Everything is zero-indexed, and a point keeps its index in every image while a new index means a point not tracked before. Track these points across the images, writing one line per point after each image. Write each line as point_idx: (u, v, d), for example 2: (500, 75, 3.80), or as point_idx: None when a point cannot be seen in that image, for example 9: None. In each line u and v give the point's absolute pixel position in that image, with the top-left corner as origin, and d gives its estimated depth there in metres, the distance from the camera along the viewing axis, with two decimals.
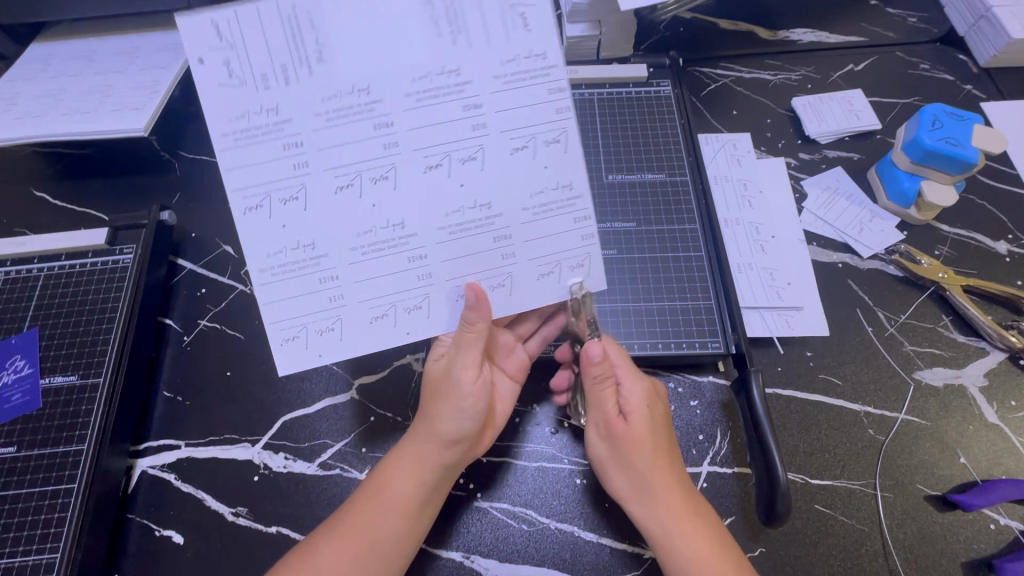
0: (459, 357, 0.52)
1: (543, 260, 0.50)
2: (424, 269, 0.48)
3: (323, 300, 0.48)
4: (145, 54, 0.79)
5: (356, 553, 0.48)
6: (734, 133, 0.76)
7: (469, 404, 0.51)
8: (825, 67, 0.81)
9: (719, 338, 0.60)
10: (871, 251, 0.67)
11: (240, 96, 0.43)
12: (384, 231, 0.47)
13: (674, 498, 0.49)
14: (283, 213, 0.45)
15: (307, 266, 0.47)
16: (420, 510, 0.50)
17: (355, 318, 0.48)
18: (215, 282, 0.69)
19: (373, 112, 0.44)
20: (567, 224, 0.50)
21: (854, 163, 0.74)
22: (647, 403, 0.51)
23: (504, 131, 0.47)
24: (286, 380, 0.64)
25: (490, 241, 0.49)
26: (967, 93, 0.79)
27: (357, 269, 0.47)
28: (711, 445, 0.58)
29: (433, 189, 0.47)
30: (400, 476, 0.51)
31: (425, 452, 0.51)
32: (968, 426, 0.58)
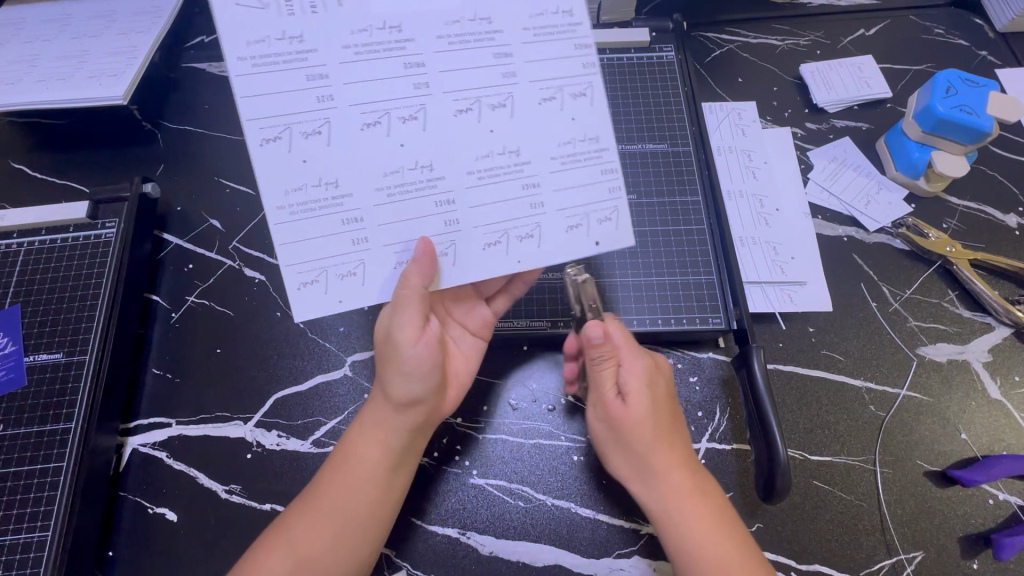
0: (397, 319, 0.48)
1: (572, 210, 0.47)
2: (449, 214, 0.46)
3: (346, 242, 0.45)
4: (122, 17, 0.75)
5: (327, 527, 0.47)
6: (739, 101, 0.73)
7: (413, 367, 0.49)
8: (835, 32, 0.78)
9: (720, 315, 0.59)
10: (877, 224, 0.65)
11: (266, 21, 0.43)
12: (410, 173, 0.45)
13: (677, 478, 0.48)
14: (306, 146, 0.43)
15: (328, 204, 0.44)
16: (387, 481, 0.50)
17: (376, 261, 0.45)
18: (203, 257, 0.67)
19: (403, 51, 0.45)
20: (594, 175, 0.47)
21: (862, 133, 0.71)
22: (646, 381, 0.49)
23: (533, 81, 0.46)
24: (277, 357, 0.62)
25: (518, 189, 0.46)
26: (981, 59, 0.76)
27: (383, 211, 0.45)
28: (710, 421, 0.57)
29: (463, 133, 0.45)
30: (363, 446, 0.50)
31: (383, 417, 0.50)
32: (970, 402, 0.57)
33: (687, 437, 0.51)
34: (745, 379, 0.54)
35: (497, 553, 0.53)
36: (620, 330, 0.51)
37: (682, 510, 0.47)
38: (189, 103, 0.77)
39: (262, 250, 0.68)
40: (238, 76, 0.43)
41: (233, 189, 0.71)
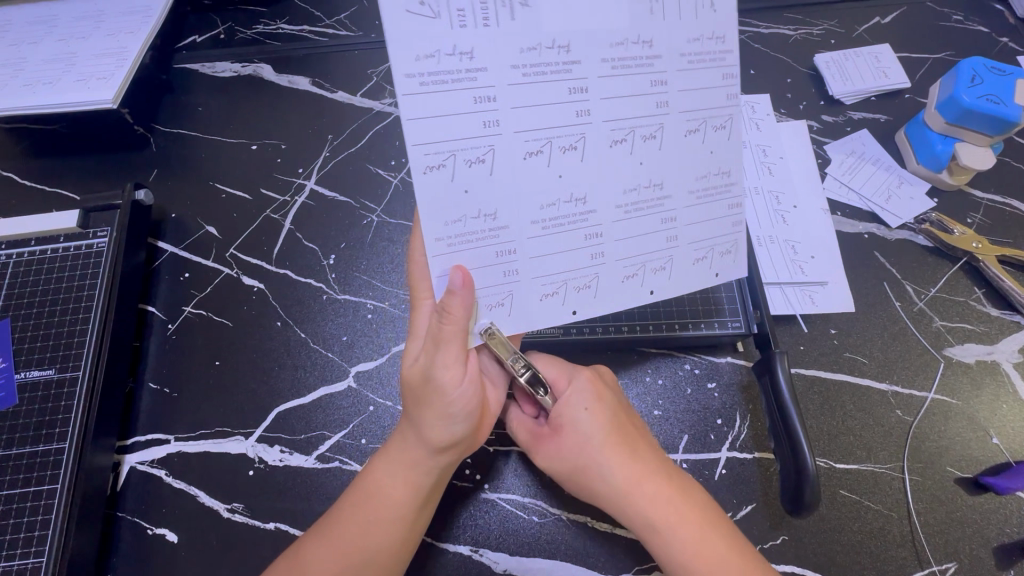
0: (438, 357, 0.42)
1: (701, 242, 0.47)
2: (600, 248, 0.43)
3: (496, 275, 0.41)
4: (112, 17, 0.72)
5: (349, 564, 0.45)
6: (752, 94, 0.71)
7: (460, 409, 0.44)
8: (849, 20, 0.76)
9: (740, 318, 0.56)
10: (899, 220, 0.63)
11: (433, 32, 0.36)
12: (564, 206, 0.42)
13: (650, 489, 0.44)
14: (469, 175, 0.39)
15: (486, 237, 0.40)
16: (415, 518, 0.47)
17: (525, 294, 0.42)
18: (200, 266, 0.65)
19: (571, 75, 0.40)
20: (720, 210, 0.47)
21: (881, 125, 0.69)
22: (587, 406, 0.46)
23: (682, 113, 0.44)
24: (279, 369, 0.60)
25: (660, 223, 0.45)
26: (1002, 46, 0.73)
27: (537, 245, 0.42)
28: (730, 429, 0.55)
29: (618, 166, 0.43)
30: (392, 482, 0.47)
31: (418, 456, 0.46)
32: (1001, 405, 0.55)
33: (655, 446, 0.48)
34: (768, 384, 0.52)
35: (511, 571, 0.51)
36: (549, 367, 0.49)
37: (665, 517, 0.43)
38: (183, 106, 0.74)
39: (261, 257, 0.65)
40: (403, 95, 0.36)
41: (229, 194, 0.69)
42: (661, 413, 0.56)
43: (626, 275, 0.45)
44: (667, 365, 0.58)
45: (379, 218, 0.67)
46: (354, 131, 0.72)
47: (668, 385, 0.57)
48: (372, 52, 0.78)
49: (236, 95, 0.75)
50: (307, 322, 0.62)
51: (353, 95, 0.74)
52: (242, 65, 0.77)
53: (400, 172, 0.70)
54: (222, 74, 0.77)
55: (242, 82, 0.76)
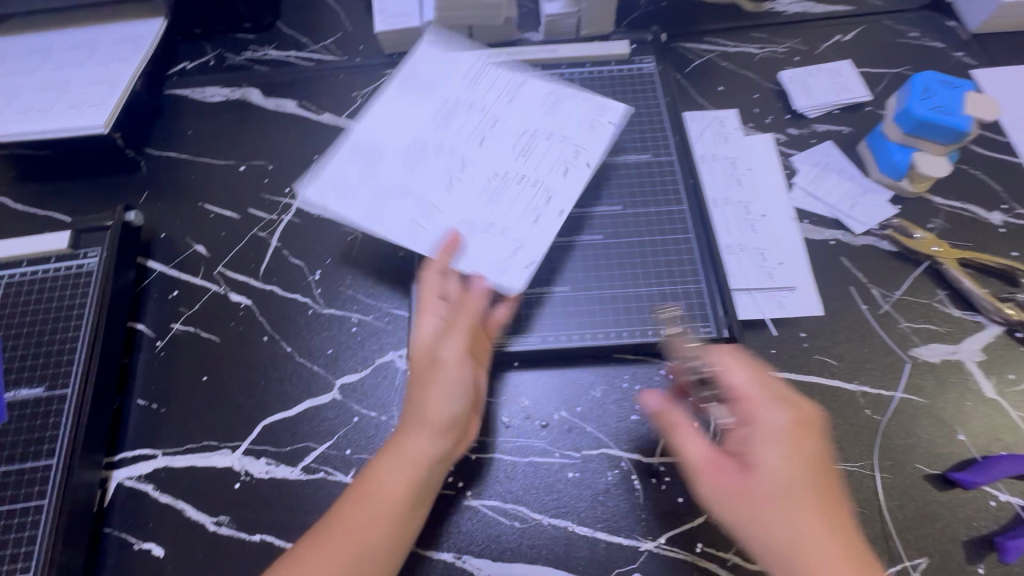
0: (443, 342, 0.54)
1: (568, 154, 0.62)
2: (502, 206, 0.60)
3: (450, 248, 0.57)
4: (105, 46, 0.75)
5: (340, 558, 0.46)
6: (721, 110, 0.74)
7: (457, 386, 0.52)
8: (811, 38, 0.79)
9: (711, 323, 0.59)
10: (863, 226, 0.65)
11: (338, 164, 0.61)
12: (467, 185, 0.61)
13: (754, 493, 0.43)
14: (402, 212, 0.59)
15: (430, 234, 0.57)
16: (413, 509, 0.49)
17: (474, 244, 0.57)
18: (188, 284, 0.67)
19: (410, 124, 0.65)
20: (568, 130, 0.64)
21: (844, 137, 0.72)
22: (781, 433, 0.44)
23: (494, 108, 0.66)
24: (266, 382, 0.61)
25: (533, 162, 0.62)
26: (956, 60, 0.77)
27: (464, 212, 0.59)
28: (705, 432, 0.57)
29: (485, 153, 0.63)
30: (388, 476, 0.49)
31: (416, 446, 0.50)
32: (966, 402, 0.57)
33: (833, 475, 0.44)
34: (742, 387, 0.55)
35: None
36: (747, 380, 0.46)
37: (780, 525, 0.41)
38: (174, 130, 0.77)
39: (248, 274, 0.67)
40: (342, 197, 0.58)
41: (218, 214, 0.71)
42: (638, 417, 0.57)
43: (528, 222, 0.58)
44: (644, 371, 0.59)
45: (363, 233, 0.69)
46: None
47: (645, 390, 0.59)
48: (357, 74, 0.80)
49: (226, 119, 0.78)
50: (293, 336, 0.63)
51: (338, 117, 0.77)
52: (231, 90, 0.80)
53: None
54: (211, 99, 0.79)
55: (232, 107, 0.79)
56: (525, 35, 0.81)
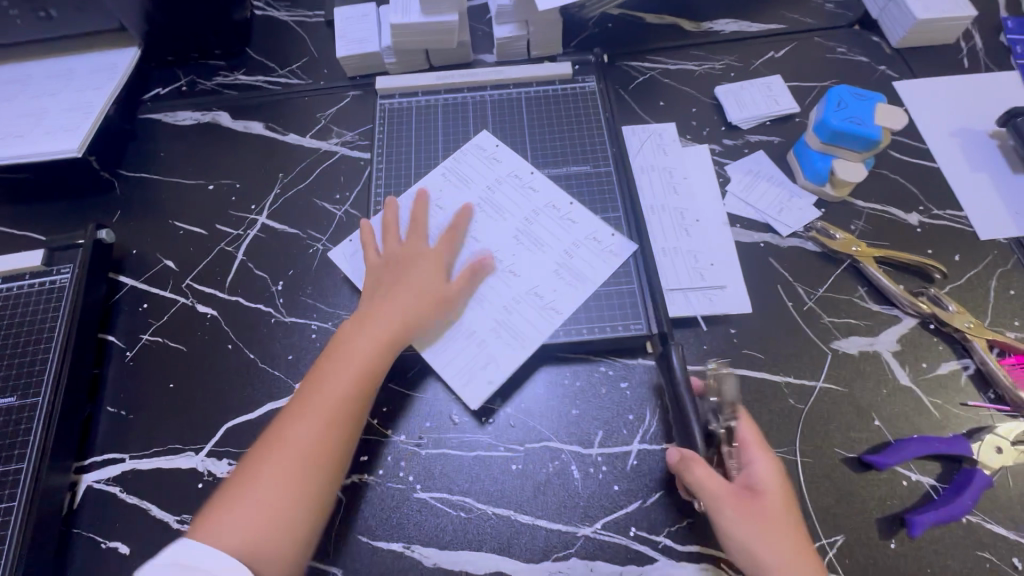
0: (398, 266, 0.65)
1: (529, 190, 0.72)
2: (566, 257, 0.67)
3: (560, 303, 0.64)
4: (80, 75, 0.80)
5: (285, 465, 0.51)
6: (661, 123, 0.79)
7: (401, 301, 0.61)
8: (746, 55, 0.85)
9: (643, 321, 0.64)
10: (789, 229, 0.70)
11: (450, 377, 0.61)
12: (525, 267, 0.67)
13: (753, 513, 0.49)
14: (514, 323, 0.63)
15: (544, 307, 0.64)
16: (350, 422, 0.55)
17: (556, 279, 0.66)
18: (157, 297, 0.70)
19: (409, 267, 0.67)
20: (511, 181, 0.73)
21: (775, 146, 0.77)
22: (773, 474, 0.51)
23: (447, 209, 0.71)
24: (230, 387, 0.65)
25: (517, 203, 0.71)
26: (881, 73, 0.82)
27: (547, 275, 0.66)
28: (641, 424, 0.60)
29: (495, 235, 0.69)
30: (331, 382, 0.56)
31: (358, 351, 0.58)
32: (882, 390, 0.61)
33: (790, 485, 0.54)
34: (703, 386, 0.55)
35: (440, 564, 0.55)
36: (745, 424, 0.53)
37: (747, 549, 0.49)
38: (147, 153, 0.81)
39: (214, 286, 0.71)
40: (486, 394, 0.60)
41: (187, 230, 0.75)
42: (578, 412, 0.61)
43: (586, 250, 0.67)
44: (584, 368, 0.64)
45: (324, 246, 0.73)
46: (303, 170, 0.79)
47: (585, 387, 0.63)
48: (321, 96, 0.85)
49: (197, 141, 0.82)
50: (256, 344, 0.67)
51: (303, 137, 0.82)
52: (202, 113, 0.85)
53: (344, 204, 0.75)
54: (183, 122, 0.84)
55: (202, 129, 0.83)
56: (480, 57, 0.86)
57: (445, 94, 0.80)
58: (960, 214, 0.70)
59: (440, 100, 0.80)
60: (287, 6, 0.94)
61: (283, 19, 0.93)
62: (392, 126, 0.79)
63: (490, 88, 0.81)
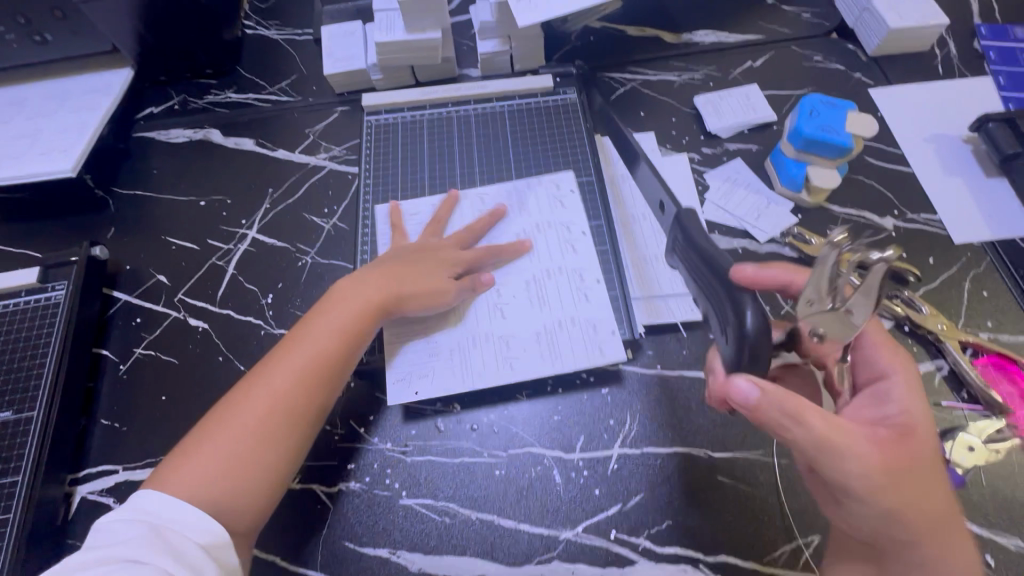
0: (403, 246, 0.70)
1: (578, 234, 0.71)
2: (550, 322, 0.66)
3: (527, 365, 0.64)
4: (75, 96, 0.82)
5: (259, 408, 0.55)
6: (641, 133, 0.81)
7: (390, 267, 0.66)
8: (725, 65, 0.87)
9: (624, 327, 0.66)
10: (767, 235, 0.71)
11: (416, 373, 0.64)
12: (517, 308, 0.67)
13: (908, 447, 0.47)
14: (476, 358, 0.64)
15: (506, 359, 0.64)
16: (326, 375, 0.58)
17: (539, 348, 0.64)
18: (150, 311, 0.72)
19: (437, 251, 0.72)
20: (565, 215, 0.73)
21: (752, 154, 0.78)
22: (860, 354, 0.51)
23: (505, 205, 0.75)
24: (221, 399, 0.66)
25: (555, 246, 0.71)
26: (856, 80, 0.84)
27: (525, 327, 0.66)
28: (622, 429, 0.62)
29: (517, 266, 0.70)
30: (314, 336, 0.60)
31: (340, 311, 0.62)
32: None
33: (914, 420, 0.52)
34: (720, 292, 0.44)
35: (425, 569, 0.56)
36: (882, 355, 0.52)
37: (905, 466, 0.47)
38: (140, 170, 0.83)
39: (206, 300, 0.73)
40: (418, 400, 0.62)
41: (179, 246, 0.77)
42: (560, 418, 0.63)
43: (576, 333, 0.65)
44: (566, 375, 0.65)
45: (312, 259, 0.74)
46: (292, 185, 0.81)
47: (568, 393, 0.64)
48: (310, 112, 0.87)
49: (189, 158, 0.84)
50: (246, 356, 0.69)
51: (292, 152, 0.84)
52: (194, 131, 0.87)
53: (332, 218, 0.77)
54: (176, 139, 0.86)
55: (193, 146, 0.85)
56: (465, 71, 0.88)
57: (429, 109, 0.83)
58: (935, 217, 0.72)
59: (424, 115, 0.83)
60: (277, 24, 0.97)
61: (273, 38, 0.95)
62: (377, 142, 0.81)
63: (473, 102, 0.83)
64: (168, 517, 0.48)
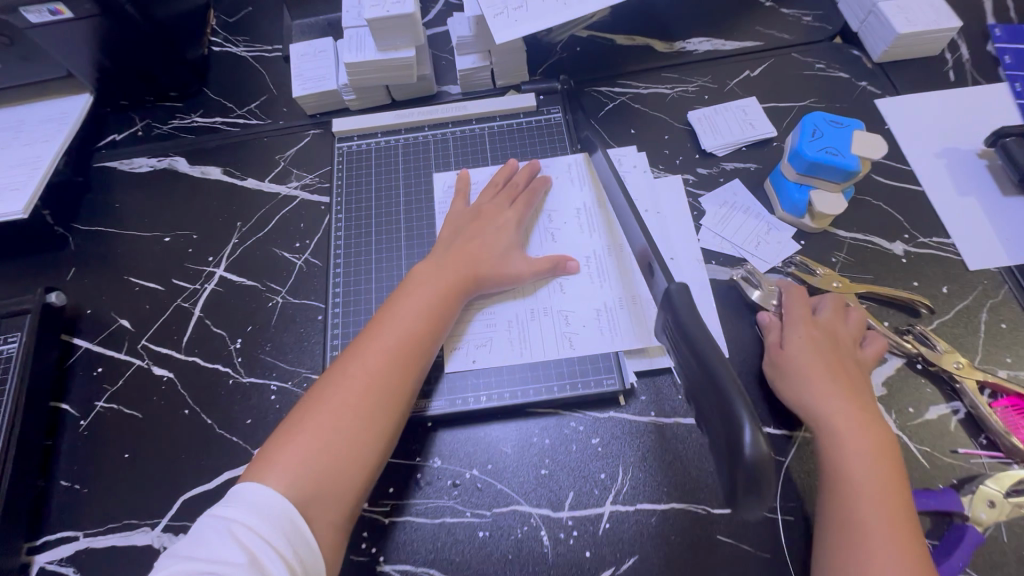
0: (467, 221, 0.69)
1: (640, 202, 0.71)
2: (609, 298, 0.66)
3: (584, 342, 0.64)
4: (29, 127, 0.77)
5: (359, 392, 0.54)
6: (623, 147, 0.76)
7: (468, 247, 0.65)
8: (721, 76, 0.81)
9: (614, 376, 0.62)
10: (767, 265, 0.67)
11: (475, 345, 0.64)
12: (573, 284, 0.67)
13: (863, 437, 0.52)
14: (528, 342, 0.64)
15: (562, 340, 0.64)
16: (419, 358, 0.58)
17: (598, 326, 0.64)
18: (113, 359, 0.68)
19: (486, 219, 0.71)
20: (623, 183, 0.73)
21: (751, 174, 0.73)
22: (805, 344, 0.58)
23: (560, 178, 0.74)
24: (188, 455, 0.62)
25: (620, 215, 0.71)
26: (862, 90, 0.78)
27: (585, 302, 0.66)
28: (613, 483, 0.58)
29: (575, 239, 0.70)
30: (399, 318, 0.59)
31: (422, 290, 0.61)
32: None
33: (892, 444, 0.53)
34: (720, 402, 0.38)
35: None
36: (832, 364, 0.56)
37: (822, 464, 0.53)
38: (102, 204, 0.79)
39: (171, 346, 0.68)
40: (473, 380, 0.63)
41: (143, 286, 0.72)
42: (547, 471, 0.59)
43: (634, 311, 0.65)
44: (553, 424, 0.61)
45: (283, 299, 0.70)
46: (262, 218, 0.76)
47: (555, 444, 0.60)
48: (280, 136, 0.82)
49: (153, 189, 0.80)
50: (214, 407, 0.65)
51: (261, 181, 0.79)
52: (158, 159, 0.82)
53: (304, 252, 0.73)
54: (139, 169, 0.81)
55: (158, 176, 0.80)
56: (445, 88, 0.83)
57: (404, 133, 0.79)
58: (947, 240, 0.67)
59: (399, 139, 0.78)
60: (245, 40, 0.91)
61: (242, 56, 0.90)
62: (351, 169, 0.77)
63: (451, 124, 0.79)
64: (248, 519, 0.46)
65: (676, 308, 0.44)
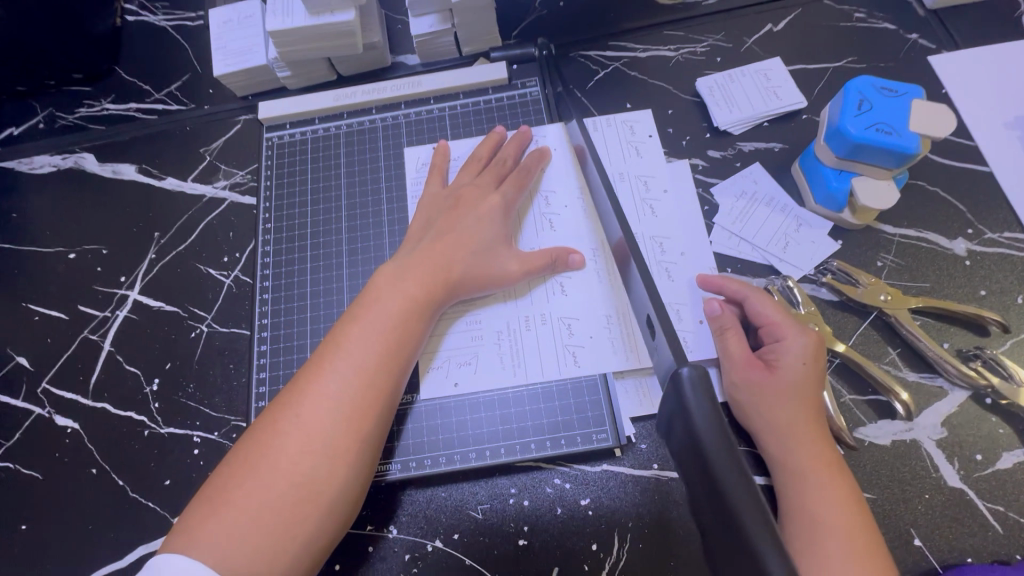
0: (441, 208, 0.56)
1: (653, 180, 0.59)
2: (619, 302, 0.53)
3: (587, 358, 0.52)
4: None
5: (302, 444, 0.43)
6: (636, 110, 0.63)
7: (440, 245, 0.52)
8: (737, 32, 0.66)
9: (606, 429, 0.50)
10: (798, 272, 0.54)
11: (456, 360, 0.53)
12: (574, 283, 0.55)
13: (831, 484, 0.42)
14: (517, 359, 0.53)
15: (560, 355, 0.52)
16: (380, 393, 0.46)
17: (604, 338, 0.52)
18: (8, 407, 0.57)
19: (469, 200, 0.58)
20: (633, 156, 0.60)
21: (775, 156, 0.59)
22: (806, 361, 0.45)
23: (557, 149, 0.61)
24: (96, 525, 0.52)
25: (632, 195, 0.58)
26: (911, 44, 0.63)
27: (587, 306, 0.54)
28: (607, 556, 0.47)
29: (576, 226, 0.57)
30: (349, 342, 0.47)
31: (382, 304, 0.49)
32: (924, 495, 0.46)
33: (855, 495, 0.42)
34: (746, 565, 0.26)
35: None
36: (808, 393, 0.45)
37: (783, 509, 0.43)
38: None
39: (76, 389, 0.57)
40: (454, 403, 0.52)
41: (44, 316, 0.61)
42: (525, 542, 0.48)
43: None
44: (532, 482, 0.50)
45: (209, 328, 0.58)
46: (185, 225, 0.63)
47: (536, 507, 0.49)
48: (205, 124, 0.68)
49: (56, 194, 0.67)
50: (126, 465, 0.54)
51: (183, 181, 0.66)
52: (62, 157, 0.69)
53: (233, 268, 0.60)
54: (41, 170, 0.68)
55: (61, 179, 0.67)
56: (401, 58, 0.68)
57: (348, 118, 0.66)
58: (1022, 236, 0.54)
59: (343, 127, 0.65)
60: (164, 6, 0.76)
61: (160, 26, 0.75)
62: (286, 165, 0.64)
63: (404, 105, 0.65)
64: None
65: (693, 429, 0.31)
